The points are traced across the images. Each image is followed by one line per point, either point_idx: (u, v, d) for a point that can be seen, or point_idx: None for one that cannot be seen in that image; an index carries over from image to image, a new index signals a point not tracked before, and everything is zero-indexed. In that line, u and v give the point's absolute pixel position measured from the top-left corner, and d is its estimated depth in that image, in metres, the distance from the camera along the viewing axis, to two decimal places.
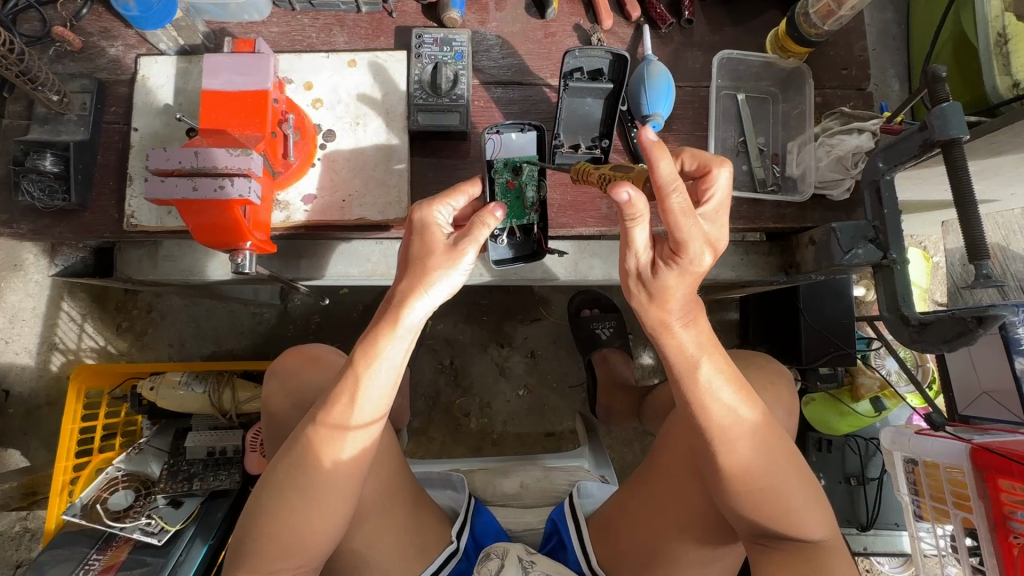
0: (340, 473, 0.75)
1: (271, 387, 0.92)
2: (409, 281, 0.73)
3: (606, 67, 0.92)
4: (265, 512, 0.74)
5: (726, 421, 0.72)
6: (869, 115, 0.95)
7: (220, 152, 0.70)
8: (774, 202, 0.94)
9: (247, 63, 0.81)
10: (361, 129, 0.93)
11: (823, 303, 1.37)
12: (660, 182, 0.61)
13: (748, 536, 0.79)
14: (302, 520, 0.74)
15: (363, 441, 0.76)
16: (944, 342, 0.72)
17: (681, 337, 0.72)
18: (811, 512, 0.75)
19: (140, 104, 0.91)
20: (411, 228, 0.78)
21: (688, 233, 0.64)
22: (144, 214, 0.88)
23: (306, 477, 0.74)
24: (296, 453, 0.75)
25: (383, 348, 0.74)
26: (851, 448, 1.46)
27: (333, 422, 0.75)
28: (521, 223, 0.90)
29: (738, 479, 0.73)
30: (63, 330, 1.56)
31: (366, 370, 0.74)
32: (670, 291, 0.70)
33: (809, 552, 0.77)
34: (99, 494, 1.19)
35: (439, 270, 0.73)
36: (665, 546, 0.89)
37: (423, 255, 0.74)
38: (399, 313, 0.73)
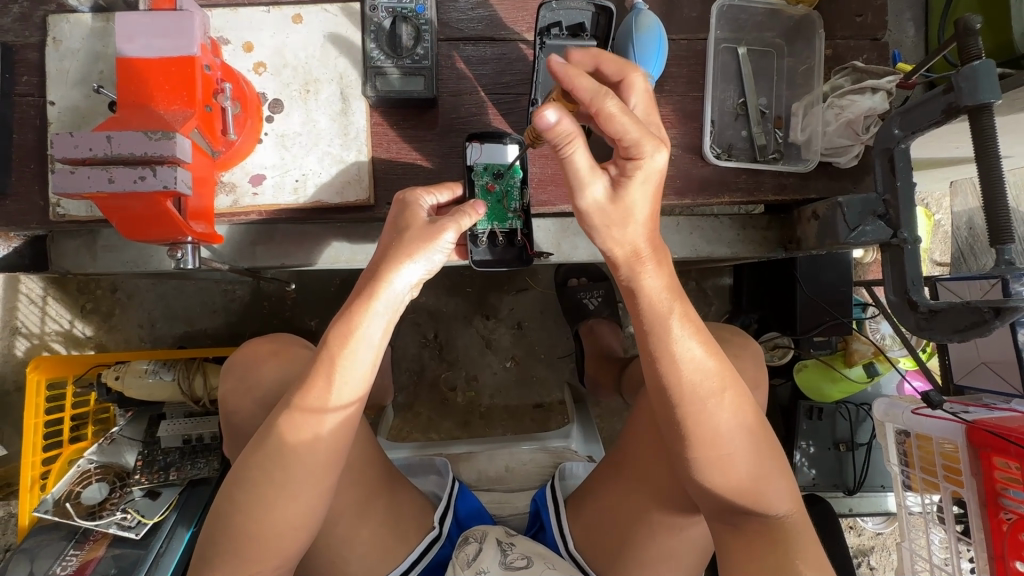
0: (316, 460, 0.68)
1: (228, 384, 0.88)
2: (389, 257, 0.68)
3: (589, 21, 0.80)
4: (239, 509, 0.66)
5: (692, 376, 0.65)
6: (884, 70, 0.84)
7: (137, 136, 0.61)
8: (774, 172, 0.86)
9: (168, 23, 0.68)
10: (312, 98, 0.82)
11: (822, 270, 1.31)
12: (585, 93, 0.57)
13: (710, 511, 0.73)
14: (268, 515, 0.66)
15: (340, 425, 0.69)
16: (956, 332, 0.67)
17: (647, 276, 0.65)
18: (779, 483, 0.69)
19: (55, 73, 0.79)
20: (393, 212, 0.74)
21: (635, 134, 0.60)
22: (71, 202, 0.79)
23: (284, 470, 0.66)
24: (266, 443, 0.67)
25: (361, 325, 0.67)
26: (842, 414, 1.43)
27: (310, 406, 0.67)
28: (503, 226, 0.84)
29: (703, 444, 0.66)
30: (24, 314, 1.48)
31: (341, 348, 0.67)
32: (632, 202, 0.63)
33: (771, 533, 0.70)
34: (71, 488, 1.15)
35: (418, 245, 0.68)
36: (640, 522, 0.86)
37: (402, 234, 0.70)
38: (377, 285, 0.67)
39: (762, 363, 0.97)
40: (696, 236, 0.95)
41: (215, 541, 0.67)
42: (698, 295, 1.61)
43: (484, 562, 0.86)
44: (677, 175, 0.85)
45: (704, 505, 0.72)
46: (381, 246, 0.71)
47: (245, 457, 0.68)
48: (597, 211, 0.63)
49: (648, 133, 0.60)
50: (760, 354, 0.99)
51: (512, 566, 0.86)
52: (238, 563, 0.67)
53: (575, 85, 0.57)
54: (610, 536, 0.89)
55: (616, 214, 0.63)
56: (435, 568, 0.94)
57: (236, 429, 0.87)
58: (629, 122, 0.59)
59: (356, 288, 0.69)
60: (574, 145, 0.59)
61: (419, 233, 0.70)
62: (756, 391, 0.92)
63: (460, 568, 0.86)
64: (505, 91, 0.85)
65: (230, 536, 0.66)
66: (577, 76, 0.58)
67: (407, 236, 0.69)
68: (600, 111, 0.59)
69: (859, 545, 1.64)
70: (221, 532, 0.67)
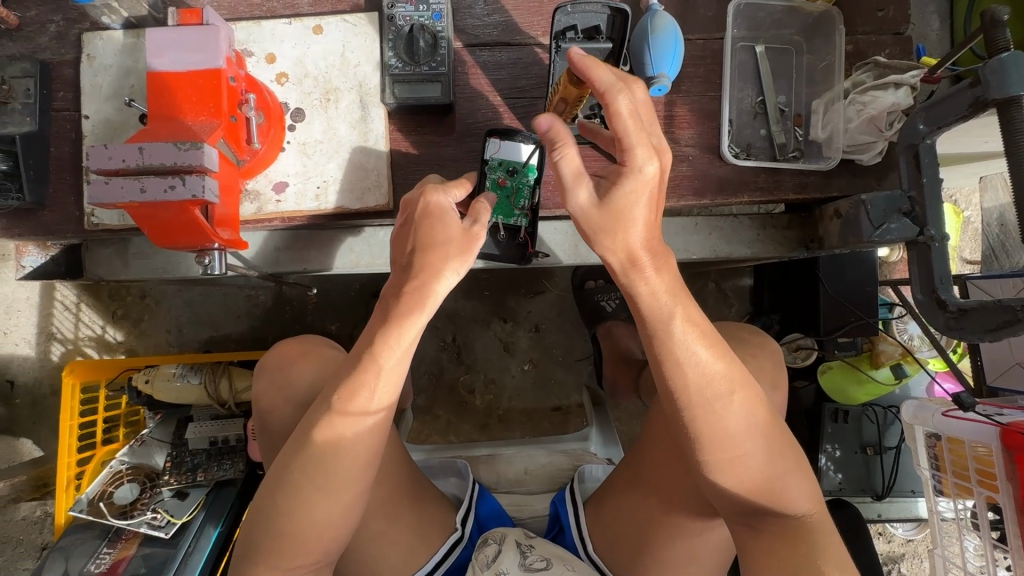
0: (355, 465, 0.69)
1: (262, 383, 0.90)
2: (438, 258, 0.68)
3: (604, 23, 0.80)
4: (283, 511, 0.67)
5: (698, 379, 0.64)
6: (908, 65, 0.83)
7: (167, 148, 0.63)
8: (794, 171, 0.85)
9: (194, 37, 0.71)
10: (332, 106, 0.83)
11: (845, 269, 1.28)
12: (602, 83, 0.59)
13: (730, 513, 0.73)
14: (309, 516, 0.68)
15: (375, 428, 0.69)
16: (986, 331, 0.66)
17: (651, 280, 0.64)
18: (797, 482, 0.68)
19: (88, 88, 0.83)
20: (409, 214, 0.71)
21: (637, 138, 0.61)
22: (104, 211, 0.82)
23: (327, 473, 0.67)
24: (306, 447, 0.67)
25: (407, 335, 0.67)
26: (868, 417, 1.39)
27: (353, 411, 0.67)
28: (508, 222, 0.86)
29: (715, 447, 0.66)
30: (59, 320, 1.54)
31: (384, 351, 0.67)
32: (628, 210, 0.63)
33: (792, 534, 0.69)
34: (104, 488, 1.18)
35: (459, 257, 0.68)
36: (658, 526, 0.86)
37: (435, 238, 0.69)
38: (430, 287, 0.67)
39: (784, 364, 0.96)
40: (715, 236, 0.93)
41: (258, 540, 0.69)
42: (718, 296, 1.62)
43: (503, 563, 0.86)
44: (695, 175, 0.85)
45: (723, 506, 0.72)
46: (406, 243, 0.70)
47: (284, 462, 0.69)
48: (582, 214, 0.64)
49: (646, 141, 0.61)
50: (782, 355, 0.97)
51: (532, 568, 0.86)
52: (280, 560, 0.69)
53: (594, 73, 0.58)
54: (630, 539, 0.89)
55: (608, 220, 0.63)
56: (457, 569, 0.95)
57: (270, 428, 0.88)
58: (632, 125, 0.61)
59: (398, 289, 0.69)
60: (568, 147, 0.63)
61: (454, 237, 0.69)
62: (778, 393, 0.91)
63: (480, 569, 0.86)
64: (521, 95, 0.86)
65: (273, 536, 0.68)
66: (596, 67, 0.59)
67: (445, 239, 0.69)
68: (610, 106, 0.60)
69: (888, 552, 1.60)
70: (264, 532, 0.68)
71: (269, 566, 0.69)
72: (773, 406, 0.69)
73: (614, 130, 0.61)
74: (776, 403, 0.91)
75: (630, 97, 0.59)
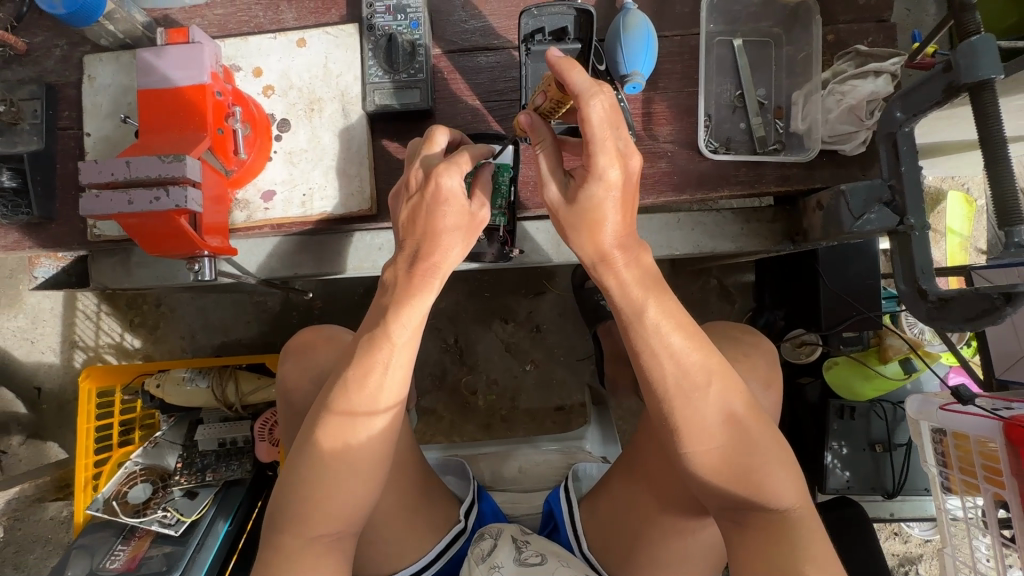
0: (372, 441, 0.68)
1: (288, 367, 0.93)
2: (450, 240, 0.69)
3: (571, 25, 0.81)
4: (299, 487, 0.67)
5: (674, 370, 0.65)
6: (889, 53, 0.82)
7: (152, 161, 0.66)
8: (776, 163, 0.84)
9: (180, 55, 0.75)
10: (316, 115, 0.86)
11: (845, 262, 1.26)
12: (577, 86, 0.59)
13: (715, 510, 0.72)
14: (326, 492, 0.67)
15: (390, 402, 0.69)
16: (966, 321, 0.64)
17: (622, 274, 0.66)
18: (779, 476, 0.67)
19: (90, 107, 0.87)
20: (415, 192, 0.69)
21: (599, 144, 0.61)
22: (105, 223, 0.86)
23: (343, 449, 0.67)
24: (322, 421, 0.67)
25: (417, 308, 0.69)
26: (877, 413, 1.35)
27: (367, 386, 0.67)
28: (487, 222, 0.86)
29: (695, 439, 0.65)
30: (81, 328, 1.62)
31: (396, 324, 0.68)
32: (598, 212, 0.65)
33: (775, 528, 0.67)
34: (119, 488, 1.24)
35: (464, 238, 0.70)
36: (649, 522, 0.86)
37: (443, 215, 0.68)
38: (441, 262, 0.69)
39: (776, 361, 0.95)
40: (698, 231, 0.93)
41: (274, 524, 0.68)
42: (721, 293, 1.60)
43: (498, 557, 0.87)
44: (675, 171, 0.85)
45: (707, 501, 0.71)
46: (415, 222, 0.69)
47: (301, 438, 0.69)
48: (554, 209, 0.68)
49: (613, 145, 0.62)
50: (775, 353, 0.96)
51: (527, 563, 0.87)
52: (297, 540, 0.67)
53: (568, 79, 0.59)
54: (622, 537, 0.88)
55: (579, 220, 0.66)
56: (457, 562, 0.96)
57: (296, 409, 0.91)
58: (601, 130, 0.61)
59: (410, 266, 0.69)
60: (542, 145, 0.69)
61: (460, 220, 0.69)
62: (769, 390, 0.90)
63: (475, 563, 0.88)
64: (500, 98, 0.87)
65: (291, 515, 0.67)
66: (573, 68, 0.60)
67: (455, 221, 0.68)
68: (582, 111, 0.60)
69: (905, 553, 1.55)
70: (284, 509, 0.67)
71: (285, 546, 0.67)
72: (755, 398, 0.69)
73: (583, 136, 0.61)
74: (769, 403, 0.90)
75: (603, 105, 0.60)
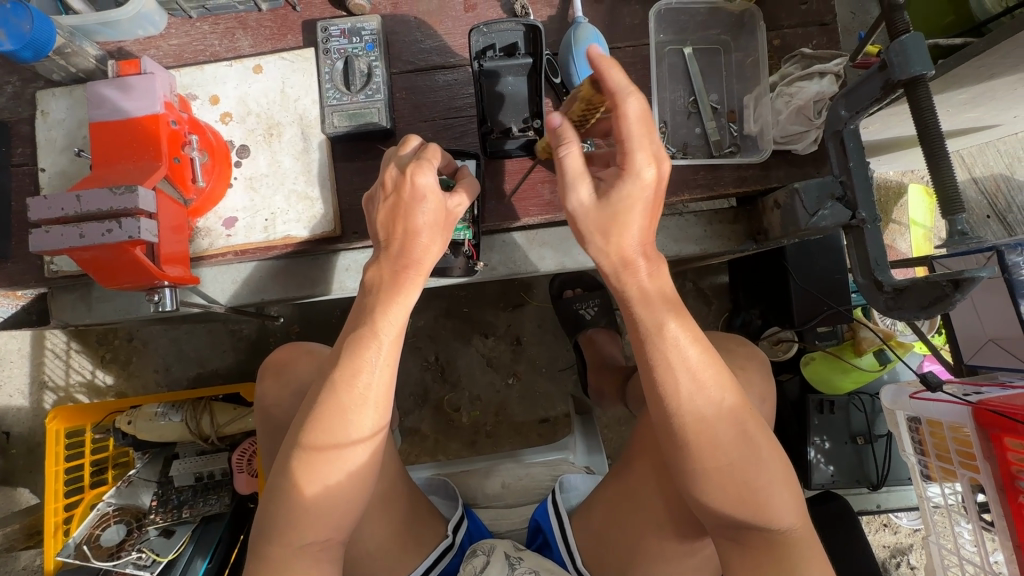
0: (360, 452, 0.66)
1: (267, 381, 0.92)
2: (430, 239, 0.68)
3: (521, 40, 0.82)
4: (286, 493, 0.64)
5: (690, 386, 0.64)
6: (832, 54, 0.85)
7: (103, 193, 0.66)
8: (733, 166, 0.86)
9: (132, 87, 0.75)
10: (276, 140, 0.86)
11: (813, 258, 1.28)
12: (616, 84, 0.61)
13: (714, 528, 0.71)
14: (311, 500, 0.64)
15: (381, 402, 0.66)
16: (921, 309, 0.65)
17: (644, 281, 0.67)
18: (782, 496, 0.66)
19: (44, 143, 0.86)
20: (388, 190, 0.68)
21: (639, 142, 0.64)
22: (63, 258, 0.85)
23: (328, 455, 0.64)
24: (309, 423, 0.64)
25: (400, 303, 0.67)
26: (856, 406, 1.37)
27: (357, 387, 0.65)
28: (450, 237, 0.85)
29: (703, 456, 0.65)
30: (51, 368, 1.58)
31: (384, 320, 0.67)
32: (627, 213, 0.65)
33: (776, 549, 0.67)
34: (91, 531, 1.20)
35: (439, 234, 0.69)
36: (645, 543, 0.85)
37: (418, 209, 0.66)
38: (423, 260, 0.68)
39: (768, 371, 0.95)
40: (662, 236, 0.94)
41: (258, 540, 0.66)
42: (696, 296, 1.62)
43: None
44: None
45: (707, 518, 0.70)
46: (394, 221, 0.68)
47: (288, 443, 0.66)
48: (584, 211, 0.66)
49: (648, 146, 0.64)
50: (766, 362, 0.97)
51: None
52: (282, 553, 0.65)
53: (610, 74, 0.61)
54: (619, 554, 0.87)
55: (609, 221, 0.65)
56: None
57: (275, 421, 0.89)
58: (636, 129, 0.64)
59: (394, 267, 0.68)
60: (572, 145, 0.66)
61: (437, 218, 0.68)
62: (760, 401, 0.90)
63: None
64: (459, 115, 0.88)
65: (280, 517, 0.64)
66: (611, 68, 0.63)
67: (430, 221, 0.67)
68: (621, 107, 0.62)
69: (896, 544, 1.55)
70: (270, 520, 0.65)
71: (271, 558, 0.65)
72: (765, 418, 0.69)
73: (622, 132, 0.63)
74: (764, 414, 0.91)
75: (639, 104, 0.63)
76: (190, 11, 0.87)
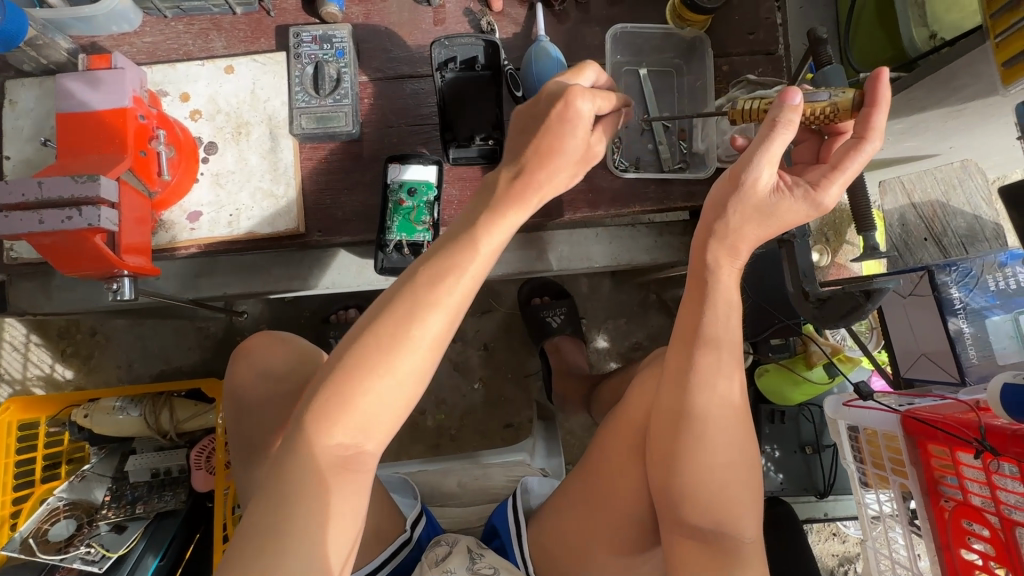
0: (424, 356, 0.63)
1: (240, 366, 0.93)
2: (561, 169, 0.72)
3: (481, 55, 0.87)
4: (337, 378, 0.60)
5: (722, 381, 0.71)
6: (774, 82, 0.91)
7: (65, 181, 0.67)
8: (682, 181, 0.91)
9: (100, 80, 0.76)
10: (243, 139, 0.89)
11: (763, 275, 1.34)
12: (878, 120, 0.66)
13: (676, 528, 0.74)
14: (362, 391, 0.60)
15: (455, 309, 0.63)
16: (842, 318, 0.72)
17: (738, 259, 0.72)
18: (753, 508, 0.73)
19: (10, 131, 0.87)
20: (544, 104, 0.70)
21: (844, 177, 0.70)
22: (23, 245, 0.85)
23: (389, 345, 0.61)
24: (389, 307, 0.62)
25: (502, 223, 0.68)
26: (805, 417, 1.44)
27: (438, 288, 0.63)
28: (411, 238, 0.87)
29: (715, 445, 0.71)
30: (7, 360, 1.55)
31: (486, 234, 0.66)
32: (779, 216, 0.70)
33: (733, 556, 0.72)
34: (39, 525, 1.17)
35: (559, 166, 0.71)
36: (598, 547, 0.87)
37: (560, 132, 0.69)
38: (542, 185, 0.71)
39: None
40: (616, 245, 1.00)
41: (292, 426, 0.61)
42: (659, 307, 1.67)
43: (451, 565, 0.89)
44: (590, 189, 0.90)
45: (676, 517, 0.74)
46: (540, 143, 0.70)
47: (358, 326, 0.63)
48: (751, 196, 0.69)
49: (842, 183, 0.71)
50: None
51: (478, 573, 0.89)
52: (317, 448, 0.59)
53: (882, 109, 0.65)
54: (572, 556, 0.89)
55: (760, 214, 0.70)
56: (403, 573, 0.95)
57: (244, 408, 0.90)
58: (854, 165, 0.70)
59: (511, 181, 0.70)
60: (786, 133, 0.66)
61: (581, 150, 0.72)
62: None
63: (428, 567, 0.89)
64: (424, 122, 0.92)
65: (324, 411, 0.60)
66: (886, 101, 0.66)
67: (574, 151, 0.71)
68: (864, 142, 0.67)
69: (844, 553, 1.61)
70: (313, 401, 0.60)
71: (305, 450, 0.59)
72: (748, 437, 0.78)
73: (848, 161, 0.68)
74: None
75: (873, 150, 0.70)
76: (166, 11, 0.90)
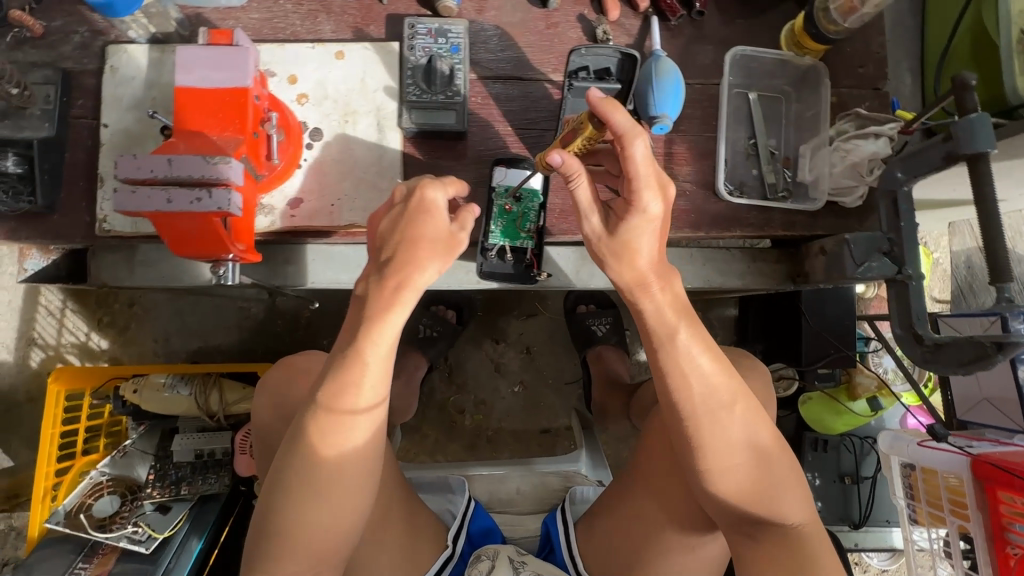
0: (356, 469, 0.67)
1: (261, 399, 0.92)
2: (429, 253, 0.68)
3: (614, 66, 0.87)
4: (281, 510, 0.65)
5: (702, 391, 0.68)
6: (886, 117, 0.91)
7: (195, 160, 0.65)
8: (785, 210, 0.91)
9: (223, 56, 0.74)
10: (350, 128, 0.87)
11: (825, 304, 1.34)
12: (621, 128, 0.62)
13: (728, 526, 0.74)
14: (304, 514, 0.65)
15: (374, 414, 0.67)
16: (959, 365, 0.70)
17: (659, 299, 0.69)
18: (790, 491, 0.71)
19: (109, 98, 0.84)
20: (399, 201, 0.70)
21: (643, 181, 0.65)
22: (116, 218, 0.82)
23: (313, 470, 0.65)
24: (309, 431, 0.65)
25: (388, 320, 0.67)
26: (846, 447, 1.44)
27: (341, 408, 0.65)
28: (514, 244, 0.91)
29: (719, 457, 0.68)
30: (41, 325, 1.51)
31: (371, 343, 0.66)
32: (631, 243, 0.69)
33: (789, 543, 0.71)
34: (83, 500, 1.15)
35: (430, 249, 0.68)
36: (646, 551, 0.87)
37: (418, 227, 0.68)
38: (412, 276, 0.68)
39: None
40: (709, 266, 1.00)
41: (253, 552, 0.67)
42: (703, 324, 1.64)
43: None
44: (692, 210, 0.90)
45: (720, 517, 0.74)
46: (396, 232, 0.68)
47: (285, 449, 0.67)
48: (595, 239, 0.71)
49: (651, 182, 0.65)
50: None
51: None
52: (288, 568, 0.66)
53: (615, 117, 0.62)
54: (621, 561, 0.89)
55: (617, 250, 0.70)
56: None
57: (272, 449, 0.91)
58: (644, 169, 0.65)
59: (377, 277, 0.68)
60: (579, 180, 0.69)
61: (443, 236, 0.69)
62: None
63: None
64: (532, 127, 0.90)
65: (292, 545, 0.65)
66: (615, 109, 0.62)
67: (435, 238, 0.69)
68: (625, 149, 0.63)
69: None
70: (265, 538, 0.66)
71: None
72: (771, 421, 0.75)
73: (628, 172, 0.64)
74: None
75: (644, 144, 0.63)
76: None
